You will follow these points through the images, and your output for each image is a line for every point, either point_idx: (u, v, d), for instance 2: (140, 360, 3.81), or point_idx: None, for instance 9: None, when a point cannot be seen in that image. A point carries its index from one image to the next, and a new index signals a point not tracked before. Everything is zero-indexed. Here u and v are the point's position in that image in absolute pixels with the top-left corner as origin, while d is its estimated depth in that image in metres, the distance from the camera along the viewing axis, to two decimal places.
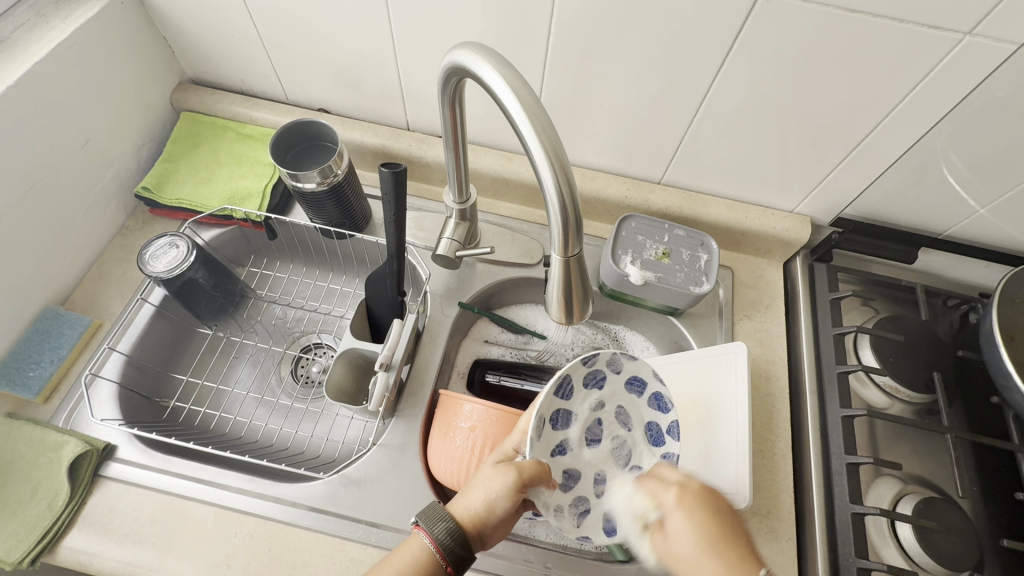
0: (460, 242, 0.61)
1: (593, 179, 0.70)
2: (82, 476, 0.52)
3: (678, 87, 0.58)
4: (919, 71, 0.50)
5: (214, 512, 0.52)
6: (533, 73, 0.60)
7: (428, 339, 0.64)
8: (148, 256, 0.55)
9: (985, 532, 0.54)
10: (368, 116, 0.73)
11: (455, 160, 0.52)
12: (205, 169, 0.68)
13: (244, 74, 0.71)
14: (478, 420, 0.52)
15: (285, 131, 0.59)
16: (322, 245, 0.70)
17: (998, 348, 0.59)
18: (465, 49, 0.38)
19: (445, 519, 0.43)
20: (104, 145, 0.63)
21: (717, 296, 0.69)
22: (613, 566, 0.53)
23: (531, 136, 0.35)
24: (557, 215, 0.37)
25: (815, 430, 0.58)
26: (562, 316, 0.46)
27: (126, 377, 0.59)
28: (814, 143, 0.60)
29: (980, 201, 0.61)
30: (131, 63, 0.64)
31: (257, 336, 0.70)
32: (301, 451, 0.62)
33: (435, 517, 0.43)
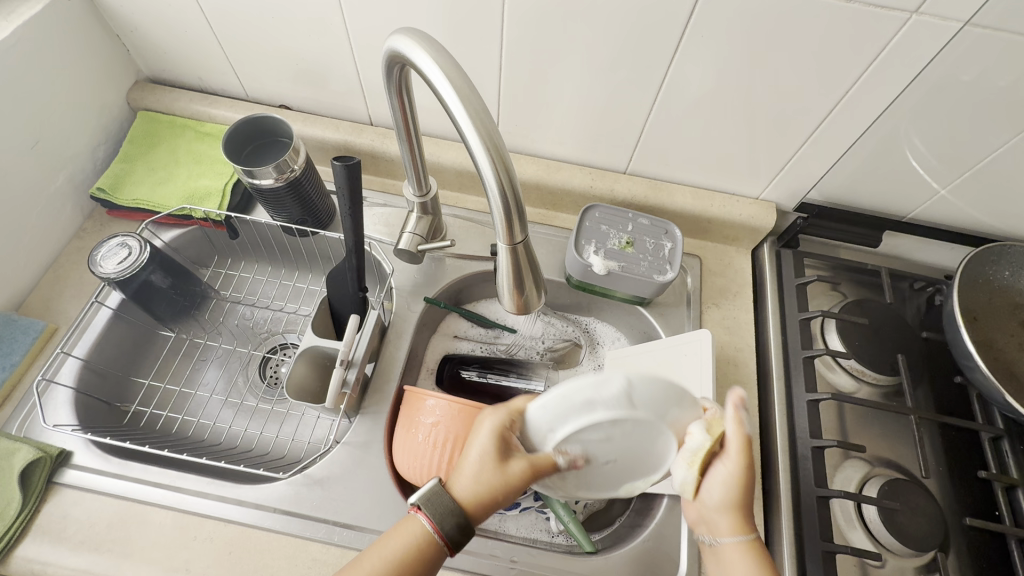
0: (423, 237, 0.60)
1: (558, 171, 0.70)
2: (35, 484, 0.51)
3: (637, 75, 0.57)
4: (871, 53, 0.50)
5: (173, 516, 0.51)
6: (491, 64, 0.60)
7: (393, 335, 0.63)
8: (99, 257, 0.53)
9: (950, 511, 0.54)
10: (330, 112, 0.72)
11: (410, 152, 0.51)
12: (163, 169, 0.67)
13: (202, 72, 0.70)
14: (441, 415, 0.51)
15: (240, 126, 0.58)
16: (285, 242, 0.69)
17: (956, 329, 0.59)
18: (402, 35, 0.37)
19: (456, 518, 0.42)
20: (55, 146, 0.62)
21: (686, 285, 0.68)
22: (581, 558, 0.53)
23: (465, 121, 0.35)
24: (497, 203, 0.37)
25: (782, 416, 0.58)
26: (514, 306, 0.46)
27: (83, 382, 0.58)
28: (775, 128, 0.60)
29: (940, 181, 0.62)
30: (82, 62, 0.63)
31: (221, 338, 0.69)
32: (267, 452, 0.61)
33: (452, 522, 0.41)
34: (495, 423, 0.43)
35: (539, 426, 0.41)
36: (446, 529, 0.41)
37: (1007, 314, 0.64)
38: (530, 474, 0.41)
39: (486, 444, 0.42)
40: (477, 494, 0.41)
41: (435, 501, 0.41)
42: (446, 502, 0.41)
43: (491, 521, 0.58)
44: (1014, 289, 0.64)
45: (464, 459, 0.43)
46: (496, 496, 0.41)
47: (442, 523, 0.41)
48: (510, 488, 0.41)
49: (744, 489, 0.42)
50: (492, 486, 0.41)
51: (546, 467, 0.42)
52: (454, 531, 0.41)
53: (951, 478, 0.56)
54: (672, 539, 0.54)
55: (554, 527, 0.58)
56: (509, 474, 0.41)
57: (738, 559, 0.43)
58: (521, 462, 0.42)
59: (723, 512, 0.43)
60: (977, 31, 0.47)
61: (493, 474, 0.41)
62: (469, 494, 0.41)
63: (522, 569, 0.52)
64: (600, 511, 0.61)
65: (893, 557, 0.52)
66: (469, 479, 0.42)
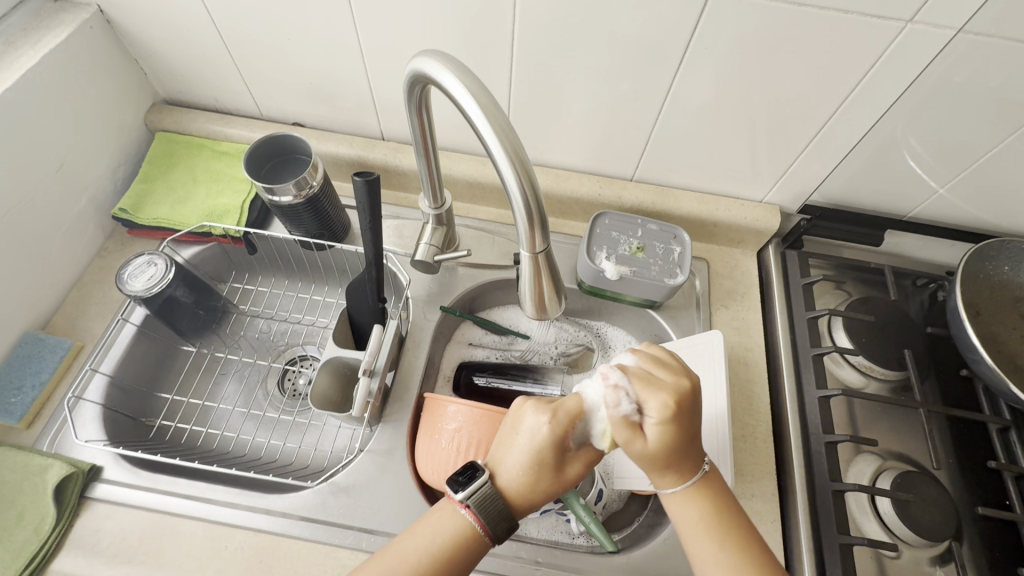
0: (438, 247, 0.62)
1: (566, 179, 0.72)
2: (68, 499, 0.52)
3: (643, 86, 0.60)
4: (869, 60, 0.52)
5: (204, 527, 0.52)
6: (500, 79, 0.62)
7: (411, 344, 0.65)
8: (127, 275, 0.55)
9: (962, 501, 0.56)
10: (343, 128, 0.74)
11: (427, 167, 0.53)
12: (182, 188, 0.69)
13: (218, 92, 0.72)
14: (463, 420, 0.52)
15: (259, 146, 0.60)
16: (302, 256, 0.71)
17: (961, 323, 0.61)
18: (425, 56, 0.39)
19: (504, 517, 0.42)
20: (78, 168, 0.63)
21: (694, 287, 0.70)
22: (606, 557, 0.54)
23: (491, 137, 0.37)
24: (522, 214, 0.39)
25: (793, 413, 0.60)
26: (536, 311, 0.49)
27: (110, 398, 0.59)
28: (778, 134, 0.62)
29: (940, 181, 0.63)
30: (103, 86, 0.65)
31: (242, 351, 0.70)
32: (290, 462, 0.62)
33: (498, 517, 0.42)
34: (551, 428, 0.42)
35: (588, 416, 0.42)
36: (498, 531, 0.43)
37: (1008, 307, 0.65)
38: (581, 471, 0.44)
39: (546, 452, 0.42)
40: (529, 497, 0.43)
41: (489, 505, 0.42)
42: (501, 508, 0.42)
43: None
44: (1013, 283, 0.66)
45: (513, 459, 0.43)
46: (548, 497, 0.44)
47: (496, 527, 0.42)
48: (563, 488, 0.44)
49: (650, 461, 0.42)
50: (549, 490, 0.43)
51: (596, 460, 0.45)
52: (505, 531, 0.43)
53: (962, 468, 0.57)
54: None
55: (574, 529, 0.59)
56: (565, 477, 0.44)
57: (679, 506, 0.44)
58: (576, 465, 0.44)
59: (651, 470, 0.44)
60: (969, 37, 0.49)
61: (552, 482, 0.43)
62: (522, 497, 0.43)
63: (547, 570, 0.53)
64: (617, 512, 0.62)
65: (908, 548, 0.54)
66: (524, 484, 0.43)
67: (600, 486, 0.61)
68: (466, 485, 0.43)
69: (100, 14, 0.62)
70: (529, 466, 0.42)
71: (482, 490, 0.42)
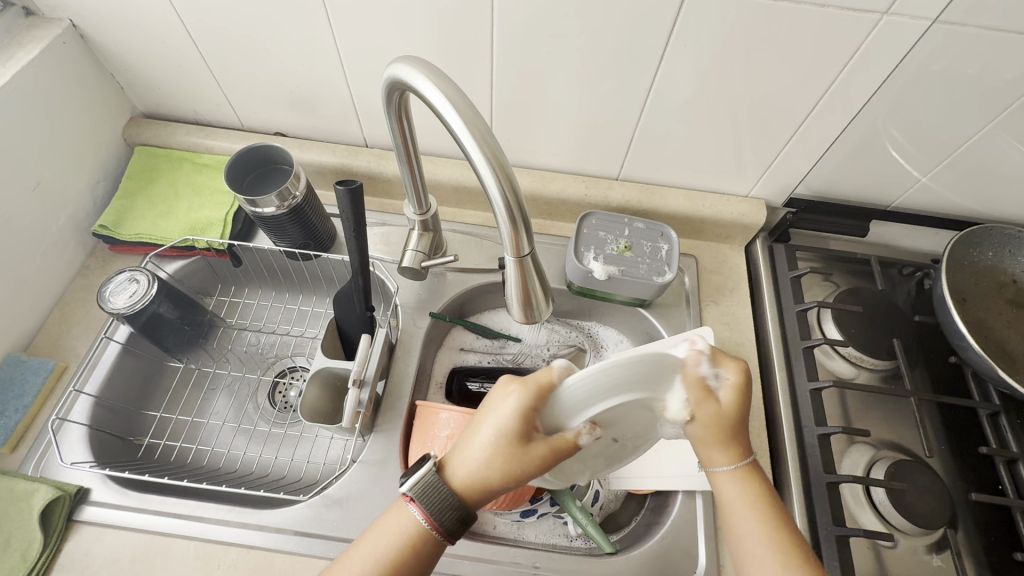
0: (425, 253, 0.61)
1: (552, 181, 0.72)
2: (55, 523, 0.51)
3: (624, 85, 0.60)
4: (847, 53, 0.52)
5: (195, 546, 0.51)
6: (481, 82, 0.62)
7: (402, 352, 0.64)
8: (108, 293, 0.54)
9: (955, 487, 0.56)
10: (325, 137, 0.73)
11: (410, 173, 0.53)
12: (163, 203, 0.68)
13: (198, 104, 0.71)
14: (455, 427, 0.52)
15: (239, 157, 0.59)
16: (288, 267, 0.70)
17: (947, 311, 0.61)
18: (402, 62, 0.39)
19: (446, 506, 0.40)
20: (57, 186, 0.62)
21: (684, 284, 0.70)
22: (603, 559, 0.53)
23: (470, 142, 0.36)
24: (504, 217, 0.39)
25: (786, 406, 0.60)
26: (523, 315, 0.48)
27: (96, 418, 0.58)
28: (761, 128, 0.62)
29: (921, 170, 0.64)
30: (80, 102, 0.64)
31: (230, 365, 0.69)
32: (283, 475, 0.61)
33: (437, 508, 0.39)
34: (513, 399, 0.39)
35: (574, 399, 0.37)
36: (439, 524, 0.40)
37: (994, 293, 0.66)
38: (551, 460, 0.38)
39: (503, 429, 0.39)
40: (477, 482, 0.40)
41: (429, 494, 0.40)
42: (442, 497, 0.40)
43: (511, 530, 0.59)
44: (999, 269, 0.66)
45: (474, 439, 0.40)
46: (502, 484, 0.39)
47: (438, 518, 0.40)
48: (523, 473, 0.39)
49: (715, 426, 0.41)
50: (502, 475, 0.39)
51: (565, 450, 0.38)
52: (450, 523, 0.40)
53: (954, 455, 0.58)
54: (690, 534, 0.55)
55: (572, 531, 0.58)
56: (528, 460, 0.38)
57: (731, 488, 0.44)
58: (543, 449, 0.38)
59: (709, 444, 0.43)
60: (946, 27, 0.49)
61: (513, 464, 0.39)
62: (472, 483, 0.40)
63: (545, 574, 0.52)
64: (615, 512, 0.62)
65: (904, 537, 0.54)
66: (475, 465, 0.40)
67: (596, 487, 0.60)
68: (412, 473, 0.41)
69: (72, 29, 0.61)
70: (489, 444, 0.39)
71: (425, 479, 0.40)
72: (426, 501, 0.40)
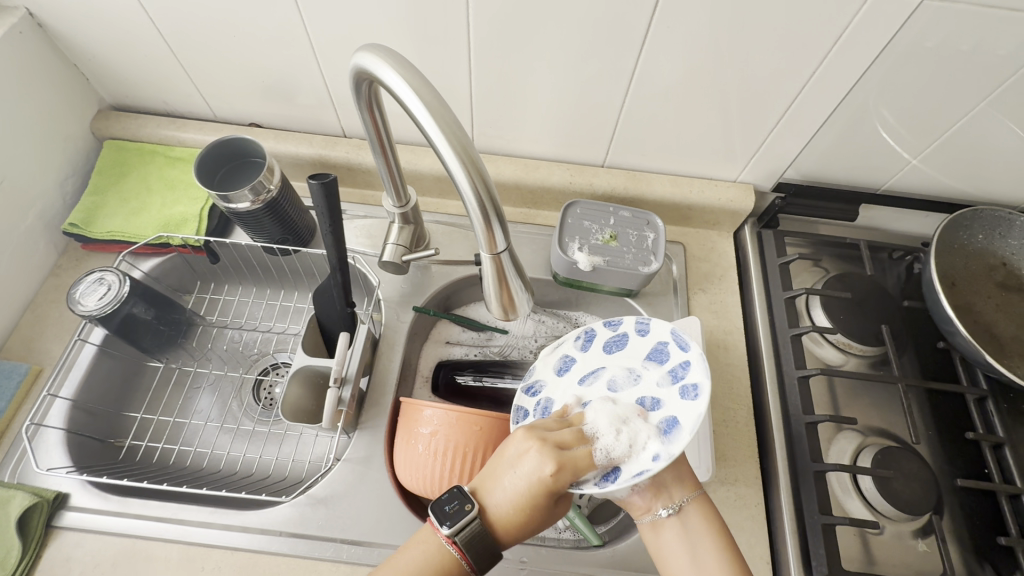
0: (406, 246, 0.60)
1: (536, 169, 0.70)
2: (33, 530, 0.50)
3: (607, 69, 0.58)
4: (835, 31, 0.51)
5: (178, 548, 0.51)
6: (460, 69, 0.60)
7: (385, 347, 0.63)
8: (78, 294, 0.52)
9: (942, 474, 0.56)
10: (302, 127, 0.71)
11: (386, 165, 0.51)
12: (135, 199, 0.66)
13: (166, 95, 0.68)
14: (438, 424, 0.50)
15: (208, 152, 0.57)
16: (268, 262, 0.69)
17: (936, 296, 0.60)
18: (368, 51, 0.37)
19: (484, 552, 0.42)
20: (22, 183, 0.60)
21: (671, 272, 0.69)
22: (589, 553, 0.53)
23: (439, 137, 0.35)
24: (477, 212, 0.38)
25: (774, 394, 0.59)
26: (502, 309, 0.49)
27: (74, 421, 0.57)
28: (749, 110, 0.60)
29: (912, 152, 0.63)
30: (42, 96, 0.61)
31: (212, 364, 0.68)
32: (268, 474, 0.61)
33: (475, 552, 0.42)
34: (554, 477, 0.41)
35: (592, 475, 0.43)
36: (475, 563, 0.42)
37: (984, 277, 0.65)
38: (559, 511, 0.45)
39: (542, 498, 0.42)
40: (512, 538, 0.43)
41: (472, 544, 0.41)
42: (482, 544, 0.42)
43: None
44: (989, 251, 0.66)
45: (509, 500, 0.42)
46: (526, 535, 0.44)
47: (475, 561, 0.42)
48: (539, 529, 0.44)
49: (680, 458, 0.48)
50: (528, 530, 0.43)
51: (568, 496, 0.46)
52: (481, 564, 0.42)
53: (940, 440, 0.57)
54: None
55: (561, 523, 0.58)
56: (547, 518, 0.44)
57: (697, 521, 0.45)
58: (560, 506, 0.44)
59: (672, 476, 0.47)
60: (936, 4, 0.48)
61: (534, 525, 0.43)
62: (505, 540, 0.43)
63: (532, 569, 0.52)
64: (603, 503, 0.62)
65: (890, 523, 0.54)
66: (513, 519, 0.42)
67: None
68: (453, 519, 0.41)
69: (29, 18, 0.58)
70: (517, 508, 0.42)
71: (470, 527, 0.41)
72: (468, 547, 0.41)
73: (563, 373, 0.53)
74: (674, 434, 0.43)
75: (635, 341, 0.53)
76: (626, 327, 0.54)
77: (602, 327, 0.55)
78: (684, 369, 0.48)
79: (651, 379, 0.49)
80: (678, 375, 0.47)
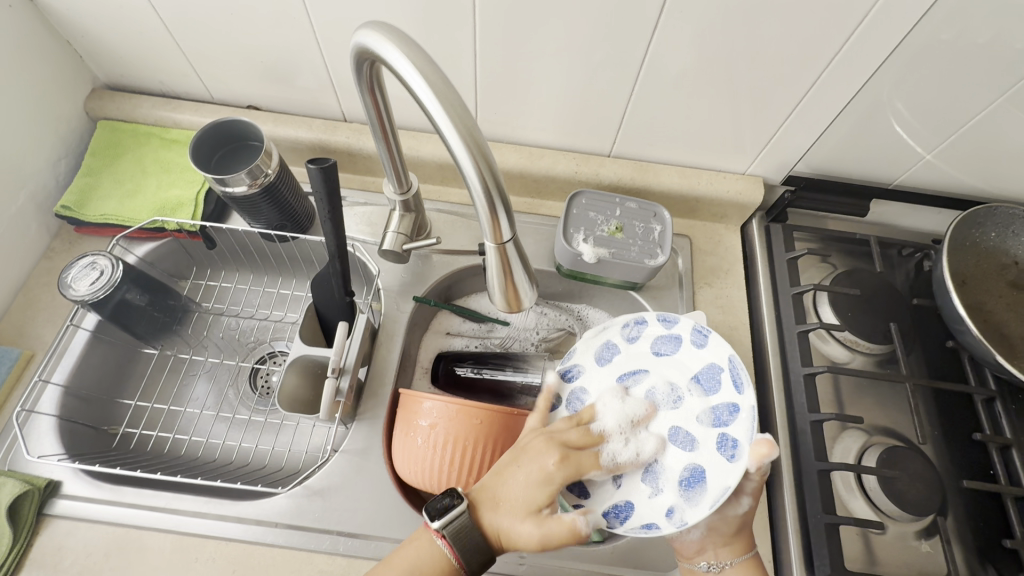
0: (407, 235, 0.59)
1: (541, 158, 0.68)
2: (24, 518, 0.49)
3: (617, 56, 0.56)
4: (853, 21, 0.49)
5: (172, 539, 0.50)
6: (465, 53, 0.58)
7: (384, 337, 0.62)
8: (69, 278, 0.51)
9: (947, 475, 0.55)
10: (302, 110, 0.69)
11: (388, 151, 0.50)
12: (130, 181, 0.64)
13: (162, 75, 0.66)
14: (439, 417, 0.49)
15: (204, 133, 0.56)
16: (266, 250, 0.67)
17: (947, 294, 0.59)
18: (371, 29, 0.36)
19: (477, 548, 0.44)
20: (13, 163, 0.59)
21: (677, 266, 0.68)
22: (590, 549, 0.53)
23: (445, 122, 0.34)
24: (483, 201, 0.37)
25: (779, 391, 0.58)
26: (506, 302, 0.48)
27: (67, 408, 0.56)
28: (761, 101, 0.59)
29: (926, 147, 0.61)
30: (33, 74, 0.60)
31: (208, 351, 0.66)
32: (264, 464, 0.60)
33: (466, 547, 0.43)
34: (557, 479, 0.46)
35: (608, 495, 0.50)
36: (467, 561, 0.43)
37: (995, 276, 0.64)
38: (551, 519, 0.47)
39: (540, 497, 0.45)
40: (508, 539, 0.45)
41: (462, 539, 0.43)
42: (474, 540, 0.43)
43: None
44: (1002, 250, 0.64)
45: (511, 496, 0.45)
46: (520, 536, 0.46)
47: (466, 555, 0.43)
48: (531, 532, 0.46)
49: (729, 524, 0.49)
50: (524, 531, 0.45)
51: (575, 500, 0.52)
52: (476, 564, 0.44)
53: (946, 441, 0.57)
54: None
55: None
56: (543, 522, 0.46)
57: None
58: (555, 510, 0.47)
59: (720, 539, 0.49)
60: None
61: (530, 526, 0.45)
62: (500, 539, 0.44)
63: (531, 565, 0.51)
64: None
65: (893, 524, 0.53)
66: (513, 518, 0.44)
67: None
68: (443, 513, 0.43)
69: None
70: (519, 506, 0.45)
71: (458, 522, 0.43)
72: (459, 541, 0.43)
73: (603, 364, 0.57)
74: (695, 493, 0.48)
75: (687, 348, 0.56)
76: (680, 329, 0.56)
77: (655, 322, 0.57)
78: (730, 413, 0.51)
79: (694, 409, 0.53)
80: (722, 420, 0.51)
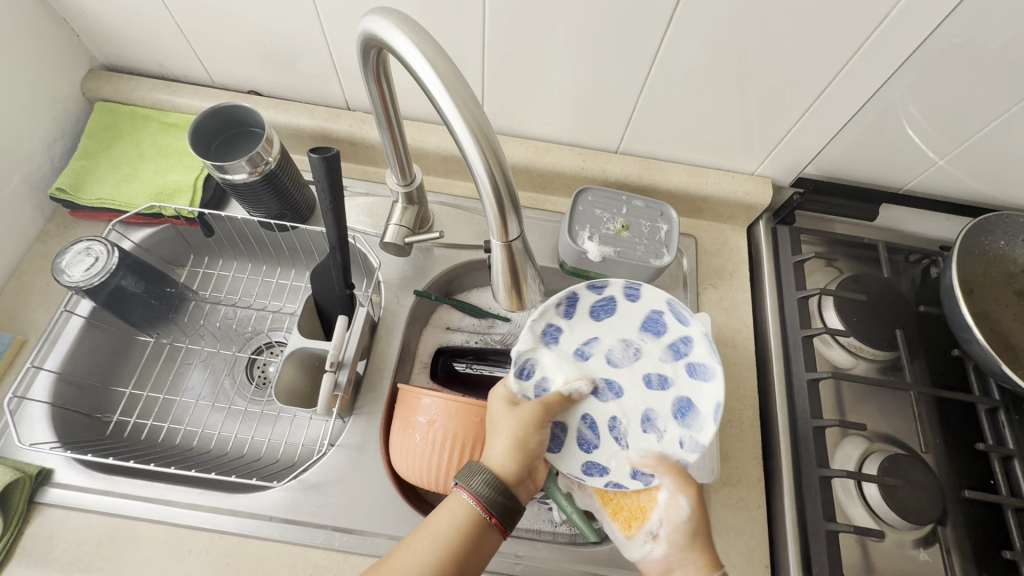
0: (409, 228, 0.57)
1: (548, 152, 0.67)
2: (14, 507, 0.48)
3: (628, 52, 0.55)
4: (871, 24, 0.48)
5: (165, 530, 0.50)
6: (473, 44, 0.56)
7: (383, 331, 0.61)
8: (64, 264, 0.50)
9: (947, 484, 0.55)
10: (305, 97, 0.68)
11: (392, 142, 0.48)
12: (127, 165, 0.63)
13: (161, 57, 0.65)
14: (437, 414, 0.48)
15: (204, 118, 0.54)
16: (265, 239, 0.66)
17: (955, 302, 0.58)
18: (378, 16, 0.34)
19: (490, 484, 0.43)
20: (7, 144, 0.57)
21: (682, 266, 0.67)
22: (587, 549, 0.52)
23: (454, 114, 0.33)
24: (490, 197, 0.36)
25: (781, 395, 0.58)
26: (510, 300, 0.47)
27: (60, 395, 0.55)
28: (774, 102, 0.58)
29: (939, 152, 0.60)
30: (29, 53, 0.58)
31: (204, 340, 0.65)
32: (259, 456, 0.59)
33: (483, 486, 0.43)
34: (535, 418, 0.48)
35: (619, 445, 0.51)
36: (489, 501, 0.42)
37: (1002, 284, 0.64)
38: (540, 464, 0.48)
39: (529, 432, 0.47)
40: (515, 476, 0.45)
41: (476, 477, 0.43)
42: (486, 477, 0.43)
43: None
44: (1010, 258, 0.64)
45: (503, 435, 0.46)
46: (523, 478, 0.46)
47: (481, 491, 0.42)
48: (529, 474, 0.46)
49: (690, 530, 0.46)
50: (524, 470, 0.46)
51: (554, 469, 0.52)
52: (501, 508, 0.43)
53: (948, 450, 0.56)
54: None
55: (557, 518, 0.57)
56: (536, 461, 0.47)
57: None
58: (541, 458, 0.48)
59: (683, 552, 0.46)
60: None
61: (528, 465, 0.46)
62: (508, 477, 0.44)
63: (527, 565, 0.51)
64: None
65: (892, 531, 0.53)
66: (510, 454, 0.45)
67: None
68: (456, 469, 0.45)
69: None
70: (514, 446, 0.45)
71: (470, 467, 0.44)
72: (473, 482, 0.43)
73: (554, 345, 0.54)
74: (692, 418, 0.50)
75: (623, 306, 0.55)
76: (611, 290, 0.55)
77: (587, 291, 0.54)
78: (685, 344, 0.53)
79: (652, 353, 0.54)
80: (681, 351, 0.53)
